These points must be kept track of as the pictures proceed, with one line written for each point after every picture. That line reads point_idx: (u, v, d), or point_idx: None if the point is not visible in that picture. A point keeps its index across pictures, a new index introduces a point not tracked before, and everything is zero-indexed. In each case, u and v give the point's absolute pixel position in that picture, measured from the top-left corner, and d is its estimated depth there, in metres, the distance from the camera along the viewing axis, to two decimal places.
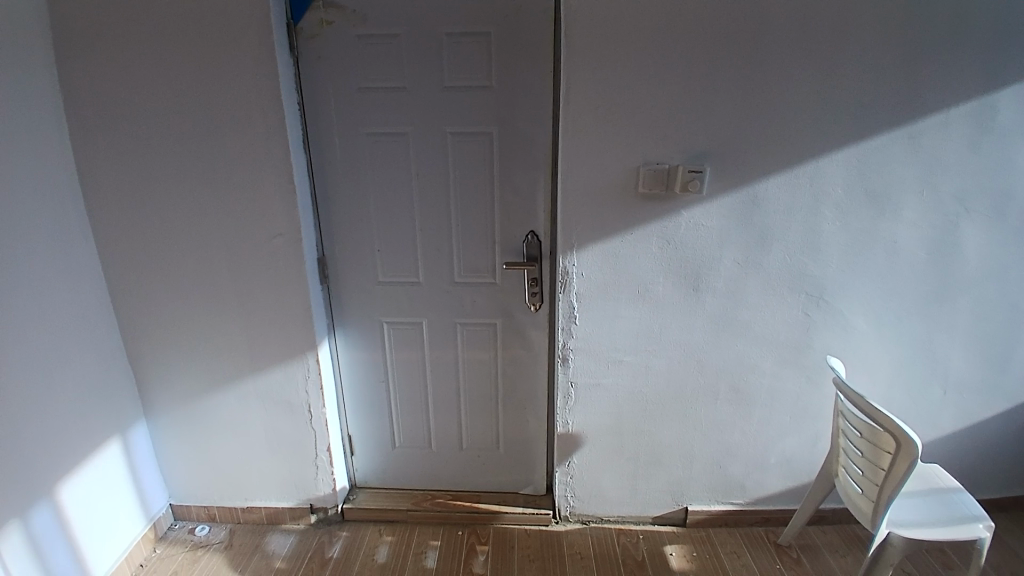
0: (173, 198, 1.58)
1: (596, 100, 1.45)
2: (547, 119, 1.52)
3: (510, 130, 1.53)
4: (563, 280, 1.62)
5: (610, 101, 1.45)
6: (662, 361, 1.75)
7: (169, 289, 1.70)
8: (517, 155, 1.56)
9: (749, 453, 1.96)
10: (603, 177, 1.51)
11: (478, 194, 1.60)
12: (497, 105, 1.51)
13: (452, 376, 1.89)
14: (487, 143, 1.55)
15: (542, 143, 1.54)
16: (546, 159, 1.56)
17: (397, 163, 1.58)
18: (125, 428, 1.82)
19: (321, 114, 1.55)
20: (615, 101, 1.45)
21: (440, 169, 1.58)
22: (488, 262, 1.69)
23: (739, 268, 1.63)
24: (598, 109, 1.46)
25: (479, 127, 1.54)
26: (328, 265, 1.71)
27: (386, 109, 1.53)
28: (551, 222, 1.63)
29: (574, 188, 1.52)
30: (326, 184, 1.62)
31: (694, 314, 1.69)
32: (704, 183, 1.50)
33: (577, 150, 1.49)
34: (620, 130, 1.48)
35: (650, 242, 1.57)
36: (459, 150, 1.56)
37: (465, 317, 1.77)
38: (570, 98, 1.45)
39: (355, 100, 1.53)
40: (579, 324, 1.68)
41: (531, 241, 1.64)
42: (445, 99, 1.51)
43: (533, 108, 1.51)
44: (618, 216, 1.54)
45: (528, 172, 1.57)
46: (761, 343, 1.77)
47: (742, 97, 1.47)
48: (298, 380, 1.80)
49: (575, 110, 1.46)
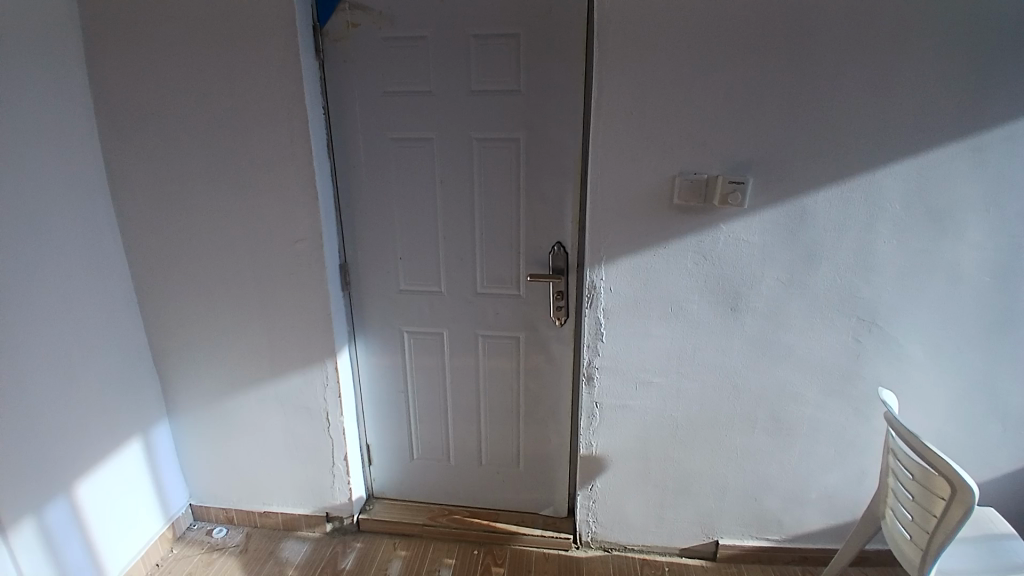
0: (199, 199, 1.58)
1: (628, 107, 1.37)
2: (577, 125, 1.45)
3: (538, 136, 1.47)
4: (590, 294, 1.53)
5: (644, 106, 1.37)
6: (695, 384, 1.65)
7: (193, 290, 1.70)
8: (544, 163, 1.49)
9: (788, 486, 1.83)
10: (634, 188, 1.43)
11: (503, 202, 1.54)
12: (526, 110, 1.45)
13: (472, 390, 1.83)
14: (514, 149, 1.49)
15: (571, 150, 1.47)
16: (575, 166, 1.49)
17: (421, 168, 1.53)
18: (147, 426, 1.83)
19: (346, 117, 1.52)
20: (650, 107, 1.37)
21: (465, 175, 1.53)
22: (512, 272, 1.62)
23: (782, 287, 1.52)
24: (632, 115, 1.38)
25: (506, 133, 1.48)
26: (349, 270, 1.68)
27: (411, 113, 1.49)
28: (579, 234, 1.55)
29: (603, 198, 1.44)
30: (349, 188, 1.59)
31: (731, 335, 1.58)
32: (745, 196, 1.39)
33: (607, 158, 1.41)
34: (654, 138, 1.39)
35: (685, 258, 1.47)
36: (485, 155, 1.50)
37: (487, 329, 1.71)
38: (601, 103, 1.37)
39: (380, 104, 1.49)
40: (606, 342, 1.59)
41: (558, 252, 1.56)
42: (472, 102, 1.46)
43: (563, 113, 1.44)
44: (650, 228, 1.45)
45: (556, 180, 1.50)
46: (805, 368, 1.65)
47: (788, 104, 1.36)
48: (316, 386, 1.77)
49: (606, 116, 1.38)
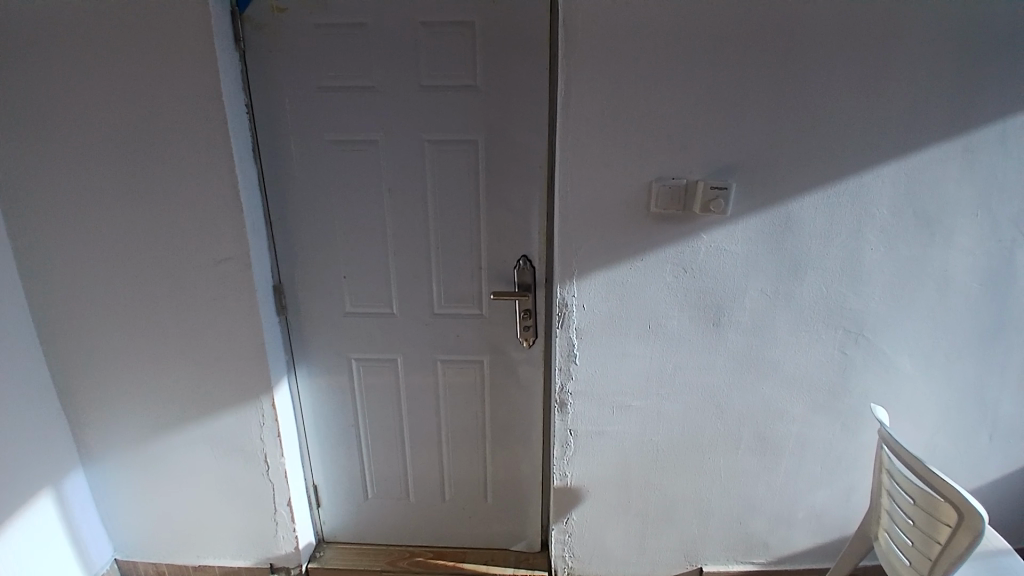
0: (104, 214, 1.34)
1: (599, 103, 1.22)
2: (543, 125, 1.29)
3: (500, 138, 1.30)
4: (561, 314, 1.37)
5: (617, 103, 1.22)
6: (676, 407, 1.51)
7: (101, 321, 1.45)
8: (507, 167, 1.32)
9: (774, 508, 1.72)
10: (608, 194, 1.28)
11: (462, 212, 1.37)
12: (484, 108, 1.28)
13: (433, 420, 1.64)
14: (473, 152, 1.32)
15: (537, 152, 1.31)
16: (542, 170, 1.32)
17: (365, 175, 1.34)
18: (59, 476, 1.56)
19: (277, 116, 1.31)
20: (624, 104, 1.22)
21: (418, 182, 1.34)
22: (474, 290, 1.45)
23: (768, 300, 1.40)
24: (604, 113, 1.23)
25: (462, 134, 1.30)
26: (287, 292, 1.48)
27: (353, 112, 1.29)
28: (547, 246, 1.39)
29: (574, 206, 1.29)
30: (282, 199, 1.38)
31: (715, 352, 1.45)
32: (728, 203, 1.25)
33: (578, 161, 1.25)
34: (629, 138, 1.24)
35: (664, 271, 1.33)
36: (440, 160, 1.32)
37: (448, 353, 1.53)
38: (569, 100, 1.22)
39: (315, 101, 1.29)
40: (580, 365, 1.43)
41: (523, 266, 1.39)
42: (423, 99, 1.28)
43: (527, 112, 1.28)
44: (625, 239, 1.31)
45: (521, 186, 1.33)
46: (791, 384, 1.54)
47: (773, 101, 1.24)
48: (251, 426, 1.56)
49: (575, 115, 1.22)
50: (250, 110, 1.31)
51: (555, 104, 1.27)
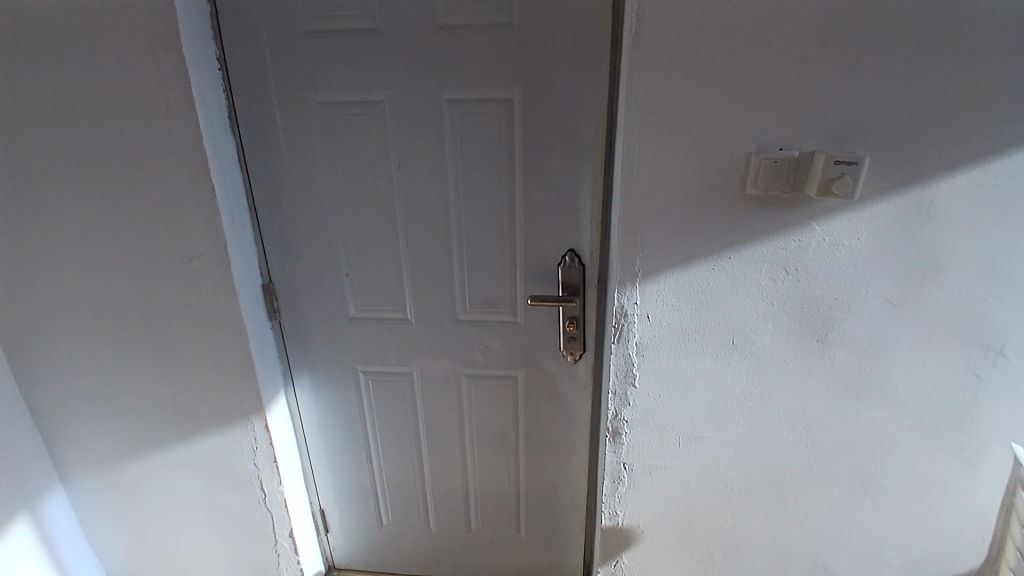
0: (49, 199, 1.08)
1: (683, 45, 0.87)
2: (603, 77, 0.94)
3: (542, 96, 0.96)
4: (618, 326, 1.07)
5: (711, 45, 0.87)
6: (758, 439, 1.20)
7: (65, 327, 1.22)
8: (551, 136, 0.99)
9: (857, 555, 1.34)
10: (687, 172, 0.94)
11: (491, 195, 1.05)
12: (522, 55, 0.94)
13: (456, 442, 1.38)
14: (506, 116, 0.99)
15: (593, 116, 0.97)
16: (598, 140, 0.99)
17: (367, 149, 1.03)
18: (33, 501, 1.35)
19: (253, 70, 1.01)
20: (719, 45, 0.87)
21: (434, 157, 1.03)
22: (507, 293, 1.15)
23: (887, 306, 1.06)
24: (689, 60, 0.88)
25: (492, 91, 0.97)
26: (279, 291, 1.21)
27: (348, 64, 0.98)
28: (601, 238, 1.07)
29: (640, 188, 0.96)
30: (267, 178, 1.09)
31: (812, 374, 1.13)
32: (857, 181, 0.92)
33: (649, 128, 0.92)
34: (722, 94, 0.89)
35: (758, 273, 1.01)
36: (462, 127, 1.00)
37: (474, 369, 1.25)
38: (641, 42, 0.87)
39: (300, 50, 0.98)
40: (640, 388, 1.13)
41: (570, 264, 1.08)
42: (439, 45, 0.95)
43: (580, 60, 0.94)
44: (708, 233, 0.98)
45: (569, 162, 1.01)
46: (915, 420, 1.18)
47: (946, 40, 0.85)
48: (242, 449, 1.34)
49: (648, 62, 0.88)
50: (217, 62, 1.00)
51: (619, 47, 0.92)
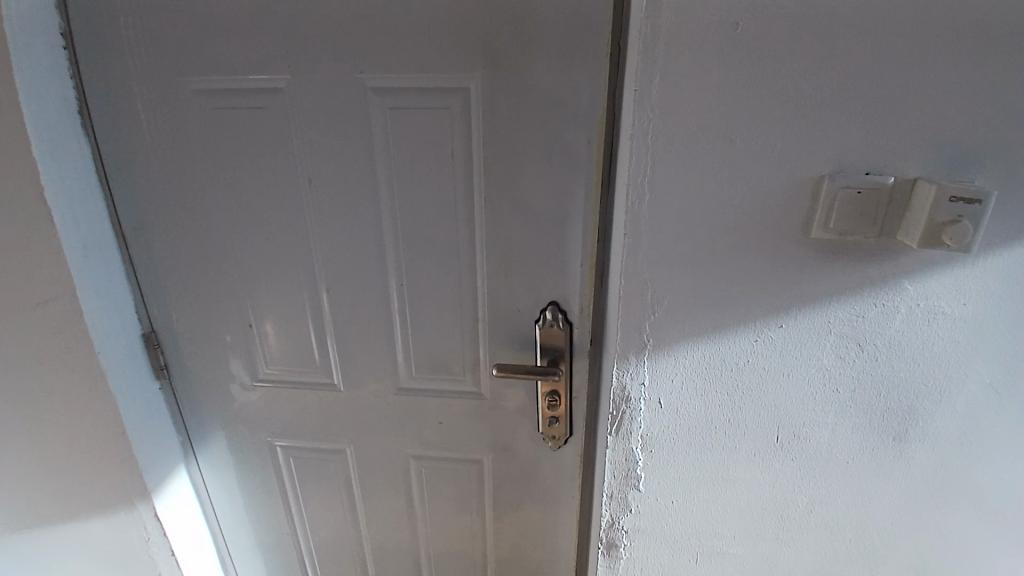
0: None
1: (729, 7, 0.54)
2: (602, 61, 0.62)
3: (510, 87, 0.65)
4: (617, 413, 0.76)
5: (779, 11, 0.54)
6: (803, 560, 0.89)
7: None
8: (523, 145, 0.67)
9: None
10: (727, 204, 0.61)
11: (440, 226, 0.74)
12: (479, 22, 0.63)
13: (406, 537, 1.06)
14: (457, 115, 0.67)
15: (587, 118, 0.65)
16: (594, 153, 0.66)
17: (264, 156, 0.72)
18: None
19: (104, 45, 0.71)
20: (791, 9, 0.54)
21: (356, 171, 0.72)
22: (466, 358, 0.83)
23: (994, 396, 0.75)
24: (736, 30, 0.55)
25: (434, 77, 0.65)
26: (165, 345, 0.91)
27: (229, 35, 0.67)
28: (597, 292, 0.74)
29: (653, 228, 0.63)
30: (135, 194, 0.79)
31: (880, 481, 0.82)
32: (977, 232, 0.60)
33: (673, 139, 0.59)
34: (787, 86, 0.57)
35: (813, 345, 0.71)
36: (395, 129, 0.69)
37: (426, 451, 0.94)
38: (662, 2, 0.54)
39: (163, 13, 0.68)
40: (645, 491, 0.83)
41: (551, 325, 0.76)
42: (355, 6, 0.64)
43: (565, 33, 0.62)
44: (752, 293, 0.67)
45: (550, 185, 0.68)
46: (1022, 548, 0.86)
47: None
48: (132, 541, 1.03)
49: (672, 35, 0.55)
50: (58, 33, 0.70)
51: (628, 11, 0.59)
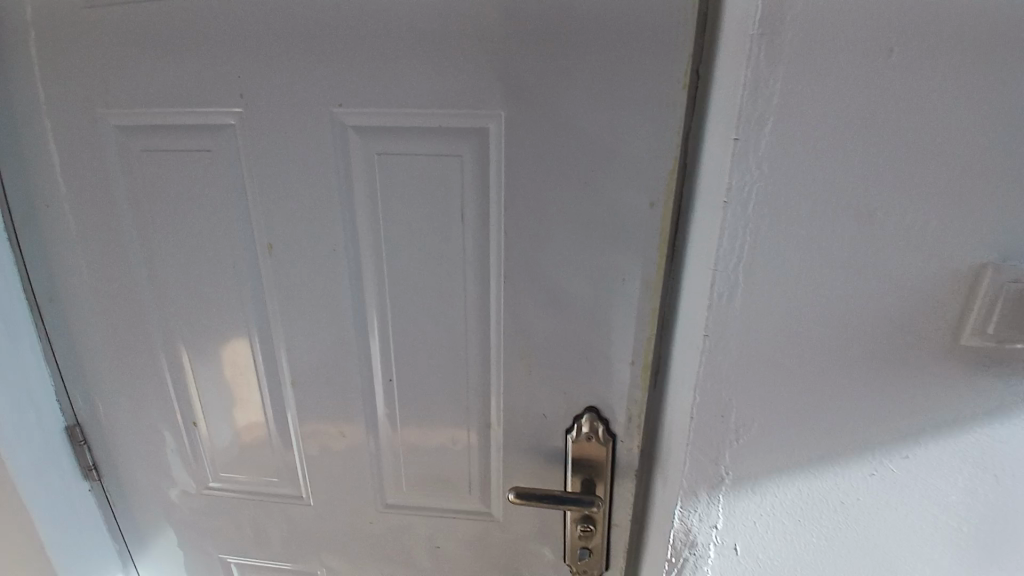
0: None
1: (880, 28, 0.37)
2: (678, 96, 0.44)
3: (546, 132, 0.47)
4: (677, 562, 0.56)
5: (952, 37, 0.37)
6: None
7: None
8: (560, 208, 0.49)
9: None
10: (850, 301, 0.44)
11: (442, 309, 0.55)
12: (506, 43, 0.45)
13: None
14: (472, 167, 0.49)
15: (651, 174, 0.47)
16: (659, 219, 0.48)
17: (215, 216, 0.55)
18: None
19: (4, 67, 0.52)
20: (971, 33, 0.36)
21: (333, 237, 0.54)
22: (472, 474, 0.64)
23: None
24: (887, 60, 0.37)
25: (444, 116, 0.48)
26: (93, 441, 0.71)
27: (168, 56, 0.50)
28: (650, 398, 0.55)
29: (745, 327, 0.45)
30: (49, 259, 0.60)
31: None
32: None
33: (783, 210, 0.41)
34: (955, 142, 0.39)
35: (975, 491, 0.49)
36: (386, 183, 0.51)
37: None
38: (785, 14, 0.37)
39: (78, 24, 0.50)
40: None
41: (586, 438, 0.57)
42: (337, 21, 0.47)
43: (628, 59, 0.44)
44: (876, 419, 0.47)
45: (594, 260, 0.50)
46: None
47: None
48: None
49: (798, 63, 0.38)
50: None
51: (722, 27, 0.41)
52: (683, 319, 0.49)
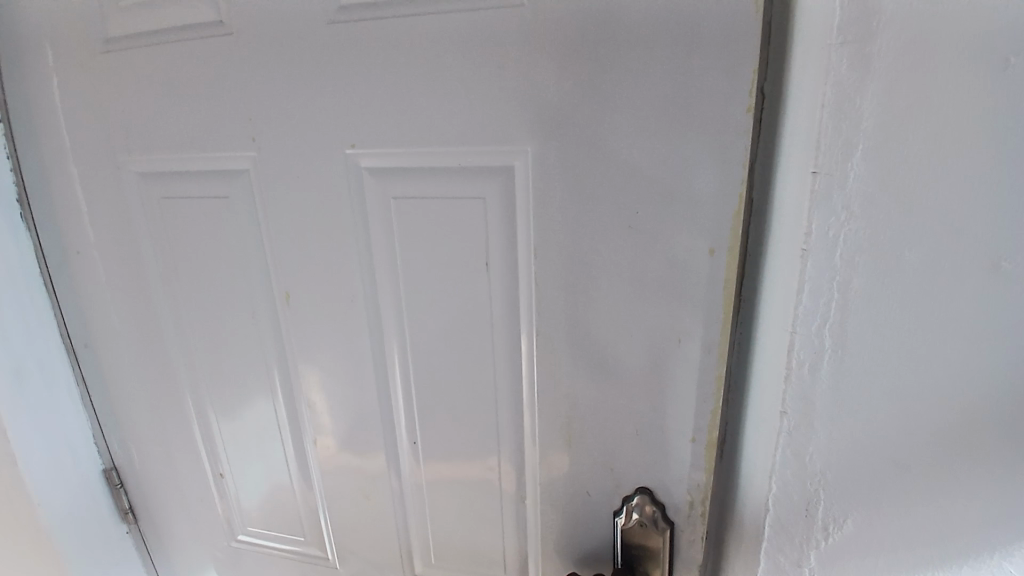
0: None
1: (997, 30, 0.27)
2: (742, 120, 0.36)
3: (576, 168, 0.40)
4: None
5: None
6: None
7: None
8: (599, 252, 0.42)
9: None
10: (984, 386, 0.32)
11: (469, 369, 0.50)
12: (529, 72, 0.39)
13: None
14: (496, 212, 0.44)
15: (710, 216, 0.38)
16: (723, 271, 0.39)
17: (230, 258, 0.52)
18: None
19: (36, 114, 0.53)
20: None
21: (348, 286, 0.50)
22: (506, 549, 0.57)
23: None
24: (1007, 73, 0.27)
25: (463, 154, 0.43)
26: (129, 485, 0.70)
27: (183, 98, 0.48)
28: (718, 485, 0.45)
29: (834, 401, 0.36)
30: (83, 300, 0.60)
31: None
32: None
33: (885, 259, 0.32)
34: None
35: None
36: (405, 230, 0.46)
37: None
38: (869, 18, 0.29)
39: (100, 73, 0.50)
40: None
41: (638, 524, 0.48)
42: (345, 58, 0.43)
43: (675, 79, 0.36)
44: None
45: (643, 318, 0.43)
46: None
47: None
48: None
49: (895, 76, 0.29)
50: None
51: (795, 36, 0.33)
52: (757, 386, 0.41)
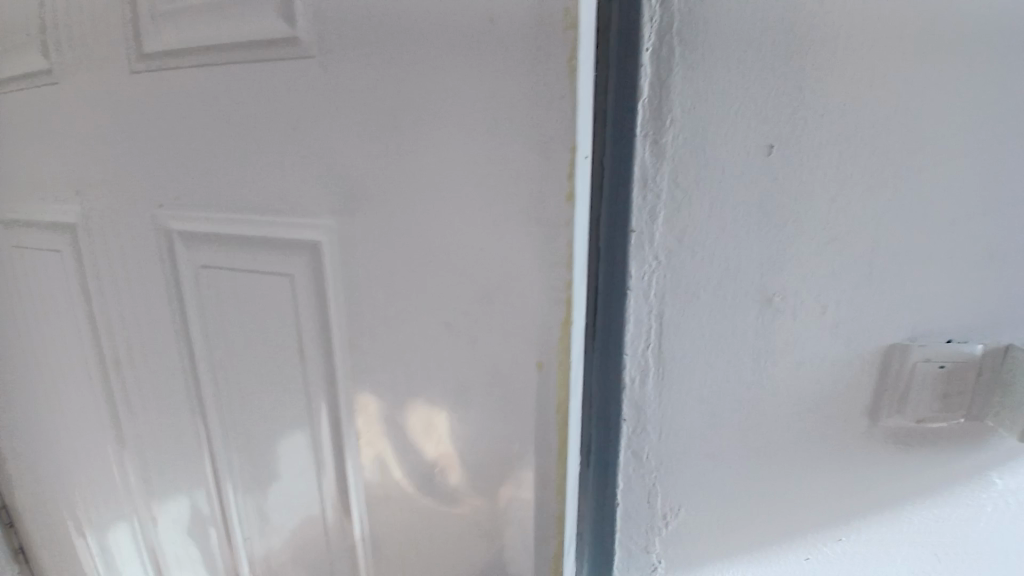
0: None
1: (740, 137, 0.40)
2: (561, 209, 0.31)
3: (389, 234, 0.36)
4: None
5: (816, 150, 0.40)
6: None
7: None
8: (432, 342, 0.37)
9: None
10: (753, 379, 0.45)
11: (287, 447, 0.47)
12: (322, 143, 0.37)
13: None
14: (302, 290, 0.41)
15: (533, 318, 0.33)
16: (555, 389, 0.34)
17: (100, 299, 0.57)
18: None
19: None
20: (828, 151, 0.40)
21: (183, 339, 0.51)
22: None
23: None
24: (747, 166, 0.40)
25: (274, 214, 0.41)
26: None
27: (61, 146, 0.54)
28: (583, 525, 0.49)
29: (660, 407, 0.46)
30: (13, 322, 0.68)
31: None
32: None
33: (686, 295, 0.43)
34: (842, 228, 0.42)
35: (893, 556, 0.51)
36: (219, 291, 0.46)
37: None
38: (667, 114, 0.39)
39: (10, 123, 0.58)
40: None
41: None
42: (165, 120, 0.45)
43: (478, 153, 0.32)
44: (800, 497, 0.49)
45: (469, 424, 0.37)
46: None
47: None
48: None
49: (682, 163, 0.40)
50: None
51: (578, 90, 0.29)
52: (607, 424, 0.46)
